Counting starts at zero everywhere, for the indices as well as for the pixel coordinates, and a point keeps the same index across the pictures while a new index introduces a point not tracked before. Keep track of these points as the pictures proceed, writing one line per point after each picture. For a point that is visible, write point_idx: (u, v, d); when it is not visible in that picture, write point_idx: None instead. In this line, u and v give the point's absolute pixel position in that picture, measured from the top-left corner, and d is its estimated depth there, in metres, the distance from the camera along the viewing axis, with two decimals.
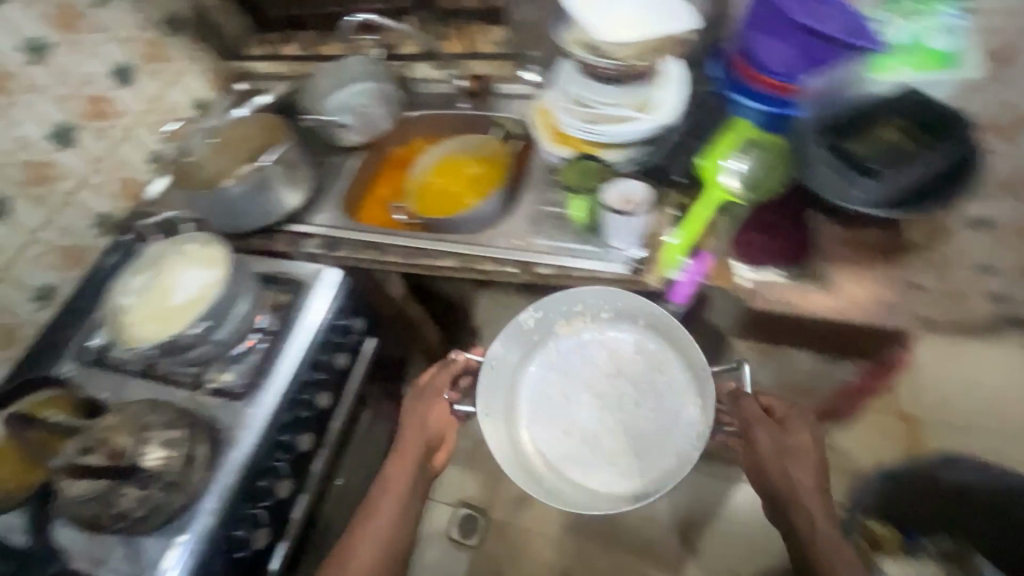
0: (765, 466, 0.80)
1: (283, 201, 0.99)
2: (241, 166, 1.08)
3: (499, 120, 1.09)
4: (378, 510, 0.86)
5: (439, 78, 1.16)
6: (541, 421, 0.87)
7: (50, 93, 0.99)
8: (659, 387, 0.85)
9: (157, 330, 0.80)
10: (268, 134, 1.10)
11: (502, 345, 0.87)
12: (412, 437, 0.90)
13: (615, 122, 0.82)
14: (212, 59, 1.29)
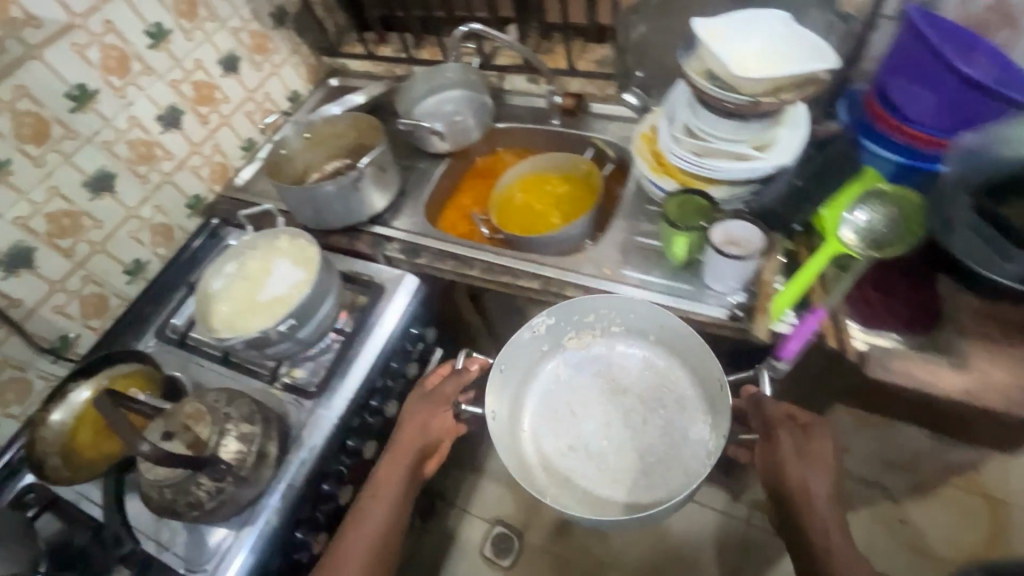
0: (784, 473, 0.74)
1: (373, 201, 1.00)
2: (332, 164, 1.12)
3: (596, 140, 1.07)
4: (363, 523, 0.79)
5: (539, 94, 1.15)
6: (544, 430, 0.87)
7: (166, 76, 1.02)
8: (666, 405, 0.85)
9: (245, 323, 0.81)
10: (359, 134, 1.10)
11: (513, 350, 0.86)
12: (408, 441, 0.85)
13: (732, 160, 0.78)
14: (310, 54, 1.32)
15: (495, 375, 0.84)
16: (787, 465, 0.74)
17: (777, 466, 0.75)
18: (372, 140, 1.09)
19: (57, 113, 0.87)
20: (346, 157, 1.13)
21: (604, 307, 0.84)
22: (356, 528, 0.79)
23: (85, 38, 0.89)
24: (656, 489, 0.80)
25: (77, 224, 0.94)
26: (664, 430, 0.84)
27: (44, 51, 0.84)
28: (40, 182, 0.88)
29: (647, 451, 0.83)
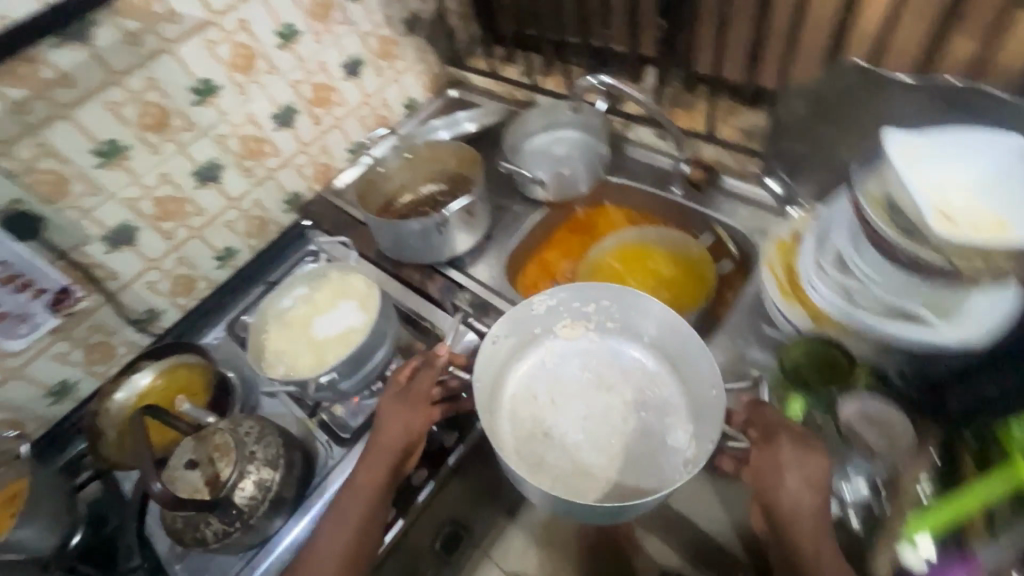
0: (780, 497, 0.59)
1: (459, 243, 0.94)
2: (428, 187, 1.08)
3: (715, 226, 0.92)
4: (335, 533, 0.70)
5: (665, 154, 1.00)
6: (521, 415, 0.81)
7: (288, 76, 1.02)
8: (649, 410, 0.80)
9: (292, 356, 0.77)
10: (460, 162, 1.04)
11: (510, 322, 0.80)
12: (387, 446, 0.74)
13: (886, 317, 0.60)
14: (435, 63, 1.28)
15: (489, 347, 0.78)
16: (785, 481, 0.59)
17: (771, 485, 0.60)
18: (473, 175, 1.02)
19: (180, 105, 0.90)
20: (444, 184, 1.08)
21: (605, 296, 0.81)
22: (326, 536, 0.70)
23: (218, 36, 0.90)
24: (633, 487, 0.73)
25: (181, 210, 0.97)
26: (644, 431, 0.78)
27: (178, 46, 0.86)
28: (154, 167, 0.91)
29: (626, 447, 0.76)
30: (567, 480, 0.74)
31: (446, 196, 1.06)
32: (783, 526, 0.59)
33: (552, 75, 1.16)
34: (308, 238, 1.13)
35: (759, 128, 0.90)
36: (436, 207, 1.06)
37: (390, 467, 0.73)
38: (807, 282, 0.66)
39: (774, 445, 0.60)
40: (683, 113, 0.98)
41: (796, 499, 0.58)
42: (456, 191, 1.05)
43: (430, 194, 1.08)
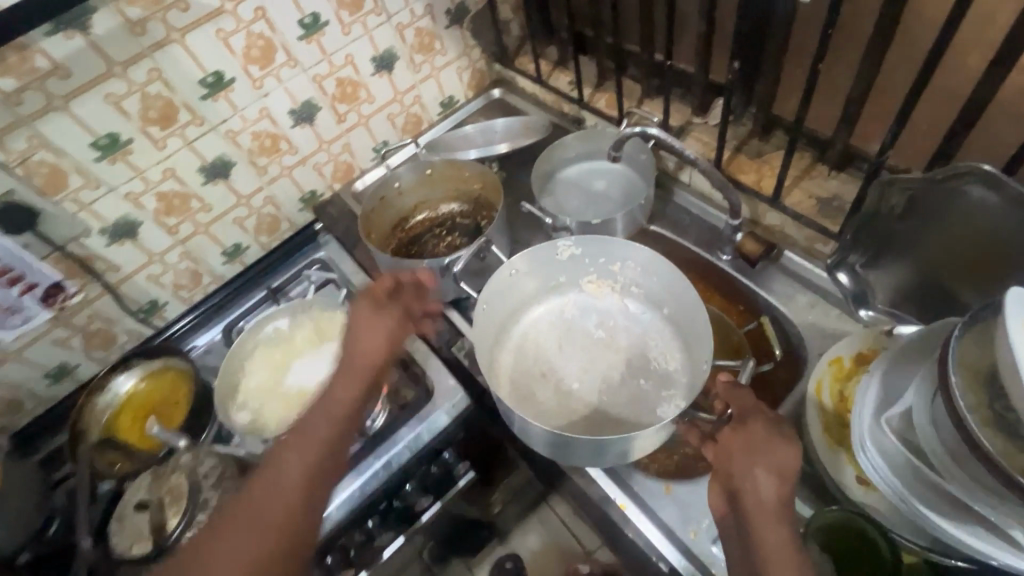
0: (745, 484, 0.53)
1: (465, 287, 0.84)
2: (448, 208, 0.99)
3: (764, 315, 0.78)
4: (296, 454, 0.59)
5: (720, 208, 0.85)
6: (527, 355, 0.73)
7: (310, 70, 0.92)
8: (649, 382, 0.69)
9: (264, 406, 0.73)
10: (485, 184, 0.94)
11: (530, 256, 0.73)
12: (364, 361, 0.66)
13: (948, 515, 0.48)
14: (479, 58, 1.14)
15: (497, 285, 0.71)
16: (756, 466, 0.53)
17: (737, 470, 0.54)
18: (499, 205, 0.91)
19: (187, 98, 0.83)
20: (466, 206, 0.98)
21: (627, 255, 0.72)
22: (287, 449, 0.60)
23: (232, 25, 0.81)
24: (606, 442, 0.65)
25: (186, 205, 0.92)
26: (637, 396, 0.68)
27: (186, 36, 0.78)
28: (158, 163, 0.85)
29: (614, 408, 0.68)
30: (553, 420, 0.67)
31: (464, 219, 0.97)
32: (745, 519, 0.51)
33: (605, 90, 1.00)
34: (318, 243, 1.08)
35: (843, 201, 0.74)
36: (455, 233, 0.96)
37: (364, 392, 0.65)
38: (858, 446, 0.53)
39: (745, 426, 0.55)
40: (750, 164, 0.81)
41: (767, 491, 0.52)
42: (481, 217, 0.96)
43: (450, 216, 0.98)
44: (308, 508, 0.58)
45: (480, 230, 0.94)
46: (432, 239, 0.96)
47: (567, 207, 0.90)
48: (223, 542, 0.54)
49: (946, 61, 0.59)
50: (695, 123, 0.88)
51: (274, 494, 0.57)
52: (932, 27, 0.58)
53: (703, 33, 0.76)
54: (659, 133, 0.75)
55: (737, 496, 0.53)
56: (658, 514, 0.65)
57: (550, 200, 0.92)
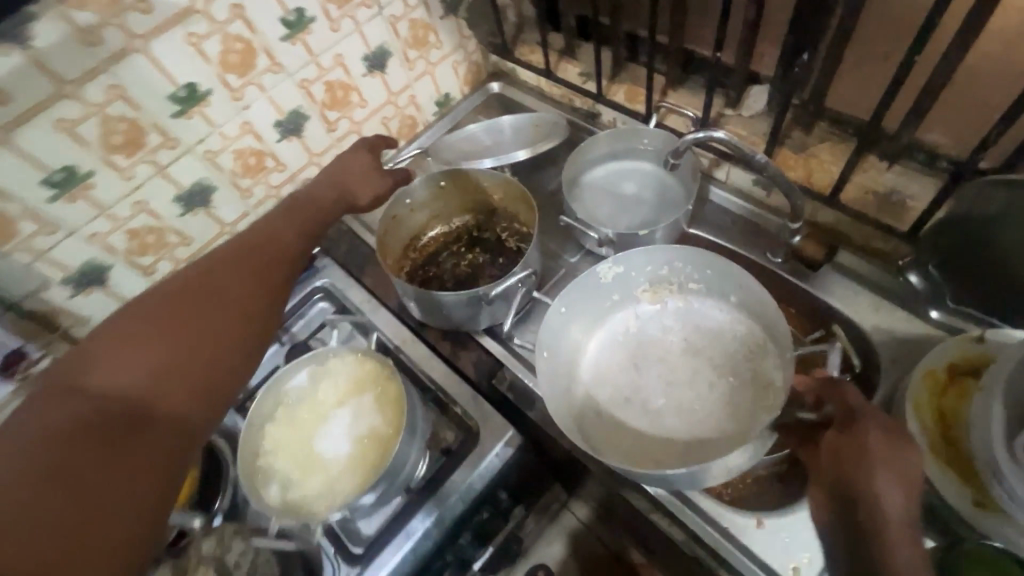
0: (865, 502, 0.45)
1: (501, 317, 0.76)
2: (467, 217, 0.90)
3: (833, 322, 0.72)
4: (274, 235, 0.63)
5: (765, 206, 0.80)
6: (595, 387, 0.67)
7: (296, 75, 0.80)
8: (742, 385, 0.63)
9: (300, 481, 0.63)
10: (507, 196, 0.85)
11: (580, 285, 0.67)
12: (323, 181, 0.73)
13: None
14: (475, 50, 1.04)
15: (552, 320, 0.66)
16: (881, 476, 0.45)
17: (855, 482, 0.46)
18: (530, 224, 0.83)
19: (156, 118, 0.70)
20: (484, 218, 0.89)
21: (678, 257, 0.68)
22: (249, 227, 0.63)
23: (205, 27, 0.68)
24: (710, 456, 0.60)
25: (162, 241, 0.79)
26: (730, 399, 0.63)
27: (150, 44, 0.65)
28: (126, 196, 0.72)
29: (707, 418, 0.62)
30: (650, 451, 0.62)
31: (489, 228, 0.88)
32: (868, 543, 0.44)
33: (623, 81, 0.92)
34: (315, 269, 0.90)
35: (903, 195, 0.69)
36: (475, 250, 0.87)
37: (333, 215, 0.70)
38: (992, 475, 0.50)
39: (858, 429, 0.48)
40: (795, 158, 0.76)
41: (893, 511, 0.45)
42: (501, 230, 0.87)
43: (466, 230, 0.89)
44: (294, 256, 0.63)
45: (507, 248, 0.85)
46: (450, 257, 0.87)
47: (601, 215, 0.83)
48: (195, 298, 0.52)
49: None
50: (727, 115, 0.82)
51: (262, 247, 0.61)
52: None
53: (749, 20, 0.69)
54: (727, 136, 0.65)
55: (853, 511, 0.46)
56: (749, 549, 0.59)
57: (581, 208, 0.83)
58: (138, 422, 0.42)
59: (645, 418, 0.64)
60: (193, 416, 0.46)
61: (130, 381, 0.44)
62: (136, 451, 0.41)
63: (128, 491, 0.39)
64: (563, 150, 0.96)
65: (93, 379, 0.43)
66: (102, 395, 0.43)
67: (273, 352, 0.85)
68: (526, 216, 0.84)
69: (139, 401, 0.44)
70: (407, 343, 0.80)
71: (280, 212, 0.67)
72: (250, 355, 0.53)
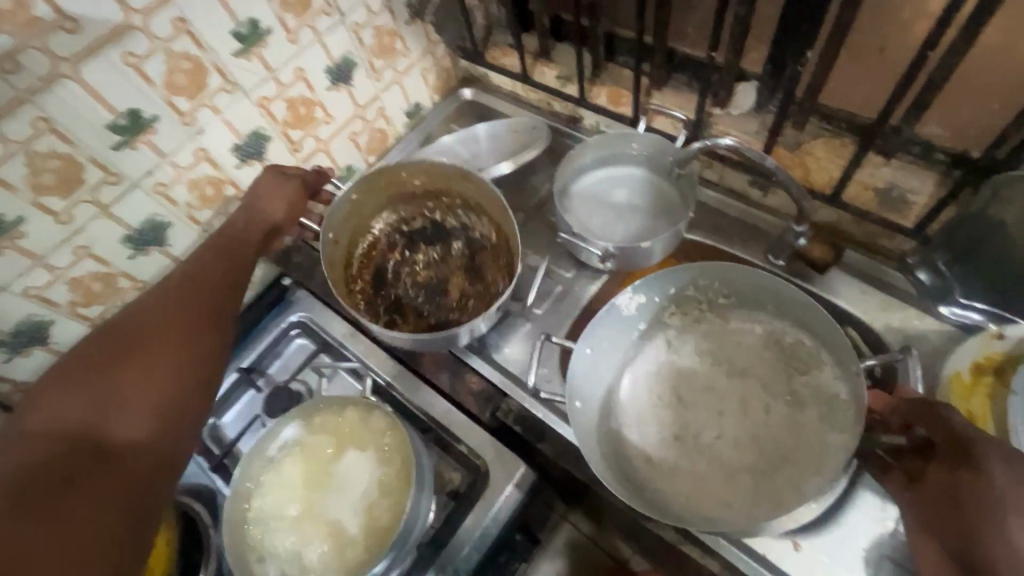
0: (1006, 551, 0.45)
1: (480, 330, 0.69)
2: (421, 206, 0.82)
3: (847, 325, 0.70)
4: (203, 267, 0.66)
5: (763, 208, 0.77)
6: (641, 415, 0.67)
7: (253, 93, 0.72)
8: (804, 405, 0.64)
9: (313, 549, 0.62)
10: (433, 176, 0.79)
11: (599, 325, 0.67)
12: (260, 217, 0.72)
13: None
14: (444, 55, 0.97)
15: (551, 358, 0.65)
16: (1013, 521, 0.46)
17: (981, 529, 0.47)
18: (481, 200, 0.78)
19: (95, 152, 0.61)
20: (402, 210, 0.82)
21: (708, 274, 0.68)
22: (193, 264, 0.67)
23: (145, 46, 0.60)
24: (787, 496, 0.59)
25: (111, 287, 0.70)
26: (794, 424, 0.63)
27: (80, 69, 0.56)
28: (64, 242, 0.63)
29: (770, 443, 0.63)
30: (710, 492, 0.62)
31: (447, 214, 0.82)
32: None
33: (605, 83, 0.88)
34: (289, 302, 0.83)
35: (903, 190, 0.68)
36: (418, 247, 0.81)
37: (260, 238, 0.71)
38: None
39: (973, 465, 0.49)
40: (790, 156, 0.74)
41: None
42: (429, 211, 0.82)
43: (412, 219, 0.82)
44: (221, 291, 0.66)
45: (445, 226, 0.81)
46: (399, 269, 0.80)
47: (595, 227, 0.79)
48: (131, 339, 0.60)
49: None
50: (716, 113, 0.79)
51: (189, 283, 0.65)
52: None
53: (741, 16, 0.66)
54: (734, 142, 0.66)
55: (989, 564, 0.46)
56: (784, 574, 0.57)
57: (573, 219, 0.79)
58: (77, 456, 0.53)
59: (700, 454, 0.64)
60: (148, 447, 0.56)
61: (72, 419, 0.54)
62: (71, 491, 0.51)
63: (93, 516, 0.50)
64: (546, 158, 0.90)
65: (43, 424, 0.54)
66: (51, 432, 0.53)
67: (252, 401, 0.79)
68: (472, 195, 0.79)
69: (75, 444, 0.53)
70: (399, 377, 0.75)
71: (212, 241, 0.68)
72: (198, 393, 0.61)
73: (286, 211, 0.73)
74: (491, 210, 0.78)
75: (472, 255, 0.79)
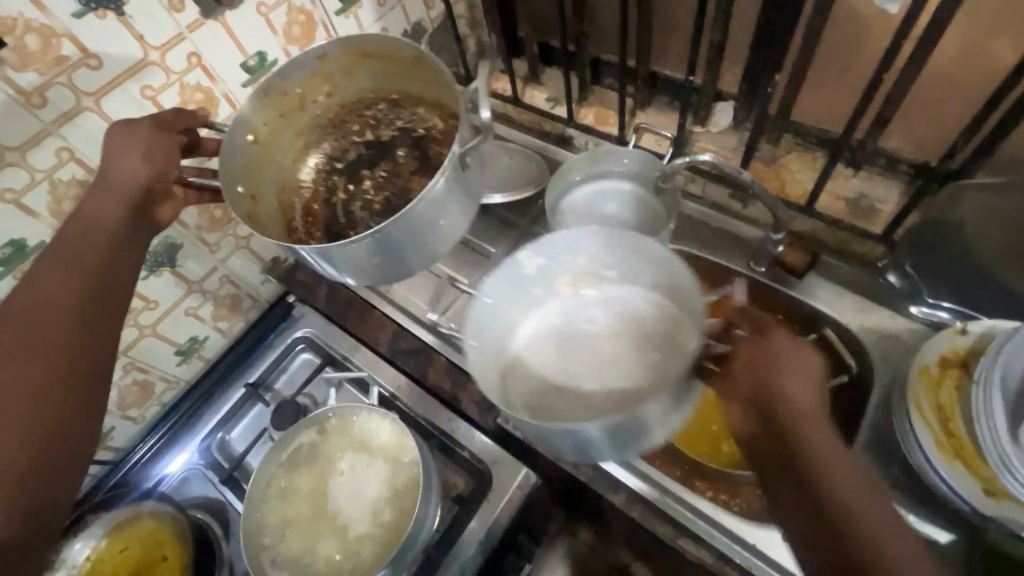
0: (782, 405, 0.46)
1: (427, 237, 0.60)
2: (358, 134, 0.73)
3: (824, 326, 0.73)
4: (56, 280, 0.51)
5: (743, 218, 0.82)
6: (534, 372, 0.66)
7: None
8: (665, 357, 0.64)
9: (324, 552, 0.65)
10: (338, 86, 0.70)
11: (495, 284, 0.64)
12: (122, 187, 0.55)
13: None
14: None
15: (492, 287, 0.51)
16: (786, 381, 0.46)
17: (764, 383, 0.47)
18: (399, 81, 0.69)
19: None
20: (328, 145, 0.73)
21: (617, 245, 0.64)
22: (38, 279, 0.51)
23: (162, 79, 0.64)
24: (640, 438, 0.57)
25: None
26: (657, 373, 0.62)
27: (101, 102, 0.60)
28: None
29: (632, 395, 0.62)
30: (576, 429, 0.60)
31: (391, 129, 0.72)
32: (788, 442, 0.45)
33: (591, 104, 0.94)
34: (293, 319, 0.87)
35: (871, 199, 0.74)
36: (363, 176, 0.71)
37: (129, 213, 0.56)
38: (1002, 466, 0.52)
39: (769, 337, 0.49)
40: (766, 170, 0.79)
41: (806, 408, 0.46)
42: (360, 132, 0.73)
43: (346, 146, 0.73)
44: (89, 300, 0.51)
45: (384, 140, 0.73)
46: (351, 207, 0.69)
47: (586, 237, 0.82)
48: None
49: (1000, 59, 0.58)
50: (696, 131, 0.85)
51: (43, 306, 0.49)
52: (1002, 31, 0.56)
53: (716, 43, 0.72)
54: (713, 158, 0.70)
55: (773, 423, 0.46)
56: (774, 561, 0.61)
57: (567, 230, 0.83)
58: None
59: (576, 399, 0.63)
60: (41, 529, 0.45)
61: None
62: None
63: None
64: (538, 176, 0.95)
65: None
66: None
67: (260, 415, 0.82)
68: (384, 86, 0.71)
69: None
70: (403, 388, 0.78)
71: (60, 237, 0.53)
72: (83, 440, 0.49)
73: (156, 167, 0.56)
74: (422, 93, 0.70)
75: (422, 152, 0.71)
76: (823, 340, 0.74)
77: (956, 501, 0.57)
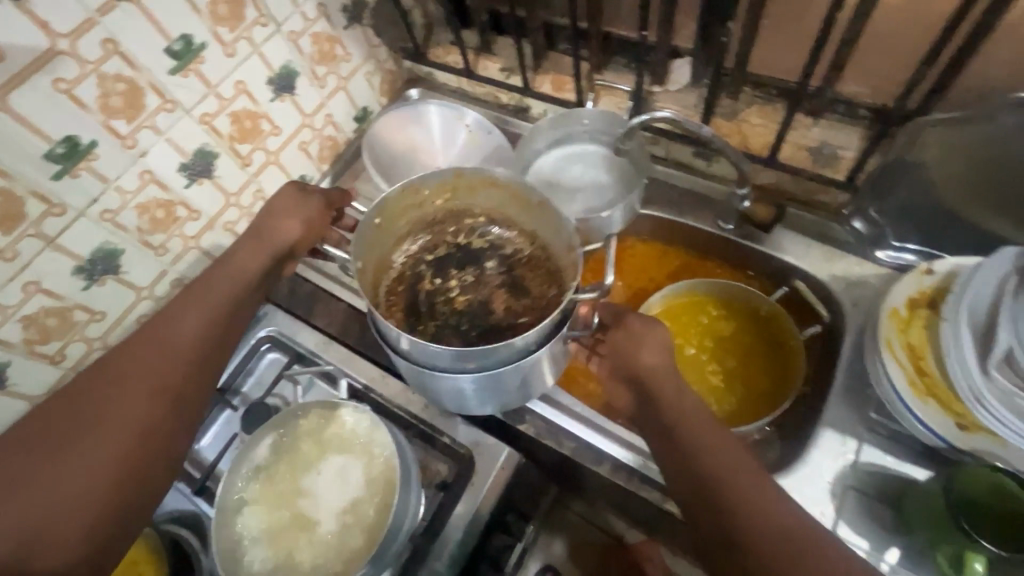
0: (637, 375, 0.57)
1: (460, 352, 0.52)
2: (432, 233, 0.67)
3: (796, 279, 0.75)
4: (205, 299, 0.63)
5: (708, 175, 0.81)
6: None
7: (195, 110, 0.70)
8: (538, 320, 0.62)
9: (307, 554, 0.63)
10: (458, 196, 0.64)
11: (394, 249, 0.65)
12: (268, 241, 0.67)
13: None
14: (387, 58, 0.96)
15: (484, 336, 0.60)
16: (642, 352, 0.57)
17: (630, 356, 0.57)
18: (510, 207, 0.63)
19: (34, 182, 0.60)
20: (422, 237, 0.67)
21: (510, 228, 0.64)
22: (190, 298, 0.63)
23: (76, 70, 0.58)
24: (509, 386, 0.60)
25: (67, 321, 0.68)
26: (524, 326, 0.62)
27: (9, 98, 0.55)
28: (12, 279, 0.61)
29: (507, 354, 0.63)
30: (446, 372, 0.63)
31: (466, 229, 0.67)
32: (648, 398, 0.56)
33: (547, 71, 0.91)
34: (256, 318, 0.82)
35: (833, 146, 0.72)
36: (451, 273, 0.66)
37: (271, 261, 0.67)
38: (974, 399, 0.53)
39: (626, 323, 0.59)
40: (728, 126, 0.77)
41: (657, 369, 0.57)
42: (454, 236, 0.67)
43: (439, 245, 0.67)
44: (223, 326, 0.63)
45: (475, 248, 0.67)
46: (432, 299, 0.64)
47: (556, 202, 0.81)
48: (114, 375, 0.58)
49: None
50: (655, 92, 0.82)
51: (188, 324, 0.61)
52: None
53: None
54: (671, 114, 0.68)
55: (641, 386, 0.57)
56: None
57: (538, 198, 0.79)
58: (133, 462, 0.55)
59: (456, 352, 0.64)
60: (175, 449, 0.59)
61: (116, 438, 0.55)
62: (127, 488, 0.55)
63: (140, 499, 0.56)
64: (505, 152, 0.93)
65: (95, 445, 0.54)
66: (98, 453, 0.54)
67: (229, 421, 0.78)
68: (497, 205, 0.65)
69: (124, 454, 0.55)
70: (377, 380, 0.75)
71: (212, 268, 0.65)
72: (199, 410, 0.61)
73: (306, 231, 0.69)
74: (525, 223, 0.64)
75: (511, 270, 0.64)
76: (796, 293, 0.77)
77: (930, 438, 0.58)
